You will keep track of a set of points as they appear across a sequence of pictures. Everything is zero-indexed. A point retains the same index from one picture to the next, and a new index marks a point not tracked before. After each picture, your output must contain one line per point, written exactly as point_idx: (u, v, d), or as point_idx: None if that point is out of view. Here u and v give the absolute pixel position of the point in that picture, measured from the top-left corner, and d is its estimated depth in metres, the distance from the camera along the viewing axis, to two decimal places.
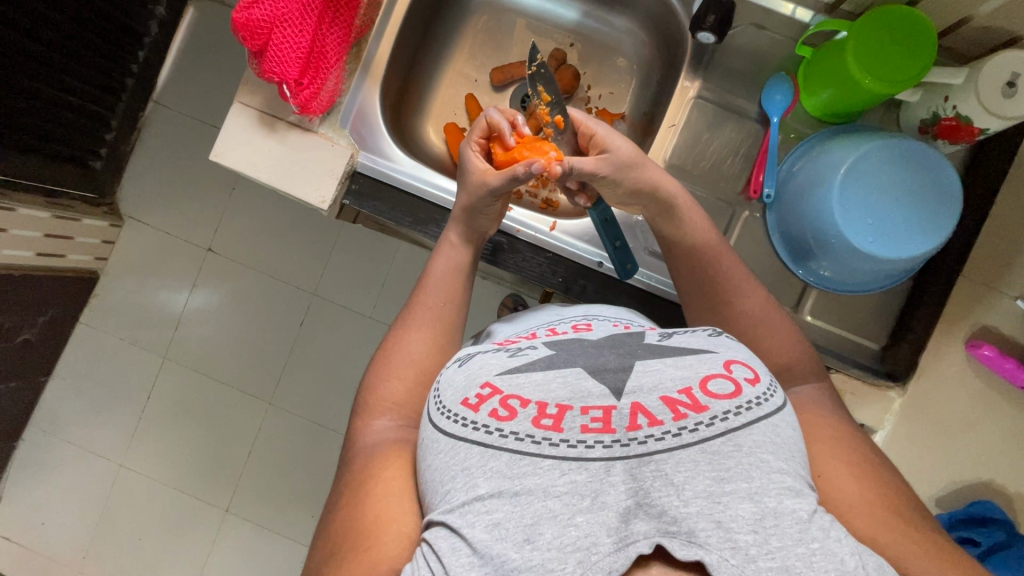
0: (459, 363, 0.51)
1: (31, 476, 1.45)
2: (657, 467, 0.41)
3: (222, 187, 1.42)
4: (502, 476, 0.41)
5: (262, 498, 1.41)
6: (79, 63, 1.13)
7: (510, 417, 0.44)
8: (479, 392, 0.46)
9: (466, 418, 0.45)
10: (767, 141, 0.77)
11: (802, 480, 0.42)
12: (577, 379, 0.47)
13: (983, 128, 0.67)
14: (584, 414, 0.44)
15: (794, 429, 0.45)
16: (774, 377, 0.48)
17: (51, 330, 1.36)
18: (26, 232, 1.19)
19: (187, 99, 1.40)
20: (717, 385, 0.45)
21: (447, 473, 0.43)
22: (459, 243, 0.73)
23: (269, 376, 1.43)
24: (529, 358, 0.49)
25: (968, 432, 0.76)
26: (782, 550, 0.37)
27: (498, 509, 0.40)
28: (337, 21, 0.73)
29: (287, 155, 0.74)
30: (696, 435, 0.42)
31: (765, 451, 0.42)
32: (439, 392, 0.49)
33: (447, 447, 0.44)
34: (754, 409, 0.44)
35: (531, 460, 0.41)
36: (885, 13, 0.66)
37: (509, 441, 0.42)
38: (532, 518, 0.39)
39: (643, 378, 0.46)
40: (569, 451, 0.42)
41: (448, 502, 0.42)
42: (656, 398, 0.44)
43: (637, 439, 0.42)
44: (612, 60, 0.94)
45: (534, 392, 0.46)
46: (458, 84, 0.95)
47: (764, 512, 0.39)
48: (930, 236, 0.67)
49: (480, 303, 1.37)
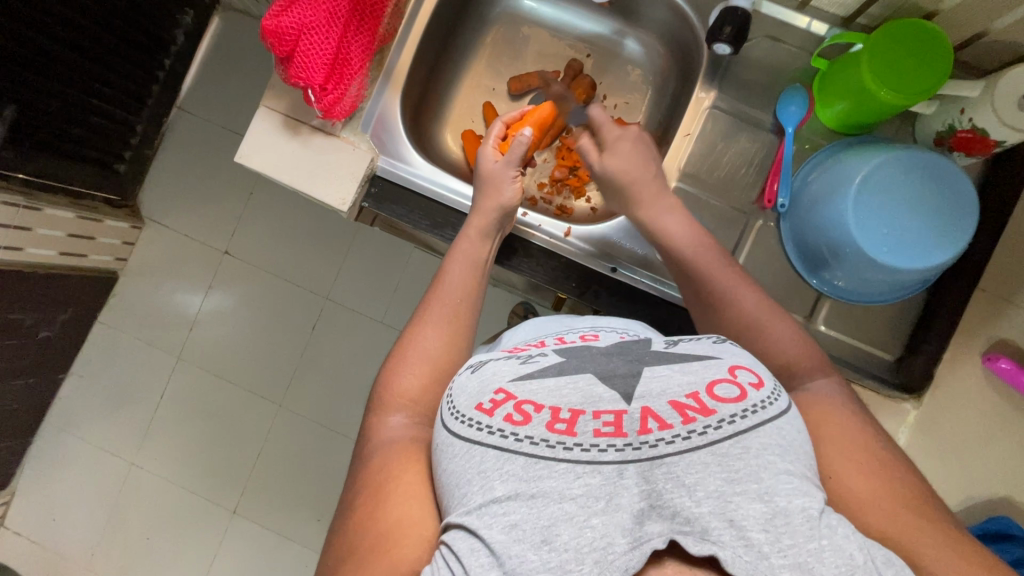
0: (472, 369, 0.51)
1: (45, 473, 1.47)
2: (668, 470, 0.41)
3: (241, 191, 1.45)
4: (518, 479, 0.41)
5: (269, 499, 1.42)
6: (108, 69, 1.18)
7: (525, 422, 0.44)
8: (493, 397, 0.46)
9: (481, 422, 0.45)
10: (781, 152, 0.78)
11: (809, 480, 0.42)
12: (589, 385, 0.47)
13: (999, 141, 0.67)
14: (597, 419, 0.44)
15: (800, 432, 0.45)
16: (778, 380, 0.48)
17: (69, 328, 1.38)
18: (50, 232, 1.23)
19: (211, 105, 1.44)
20: (723, 390, 0.45)
21: (463, 476, 0.43)
22: (480, 240, 0.74)
23: (281, 377, 1.44)
24: (541, 364, 0.49)
25: (987, 447, 0.75)
26: (794, 548, 0.38)
27: (515, 511, 0.40)
28: (362, 29, 0.75)
29: (310, 157, 0.76)
30: (705, 439, 0.42)
31: (773, 453, 0.42)
32: (452, 398, 0.49)
33: (462, 451, 0.44)
34: (759, 413, 0.44)
35: (546, 464, 0.42)
36: (900, 26, 0.66)
37: (524, 444, 0.43)
38: (549, 519, 0.39)
39: (652, 383, 0.46)
40: (581, 455, 0.42)
41: (466, 504, 0.42)
42: (665, 403, 0.44)
43: (648, 443, 0.42)
44: (627, 71, 0.96)
45: (547, 397, 0.46)
46: (476, 93, 0.97)
47: (775, 511, 0.39)
48: (945, 246, 0.67)
49: (491, 310, 1.38)
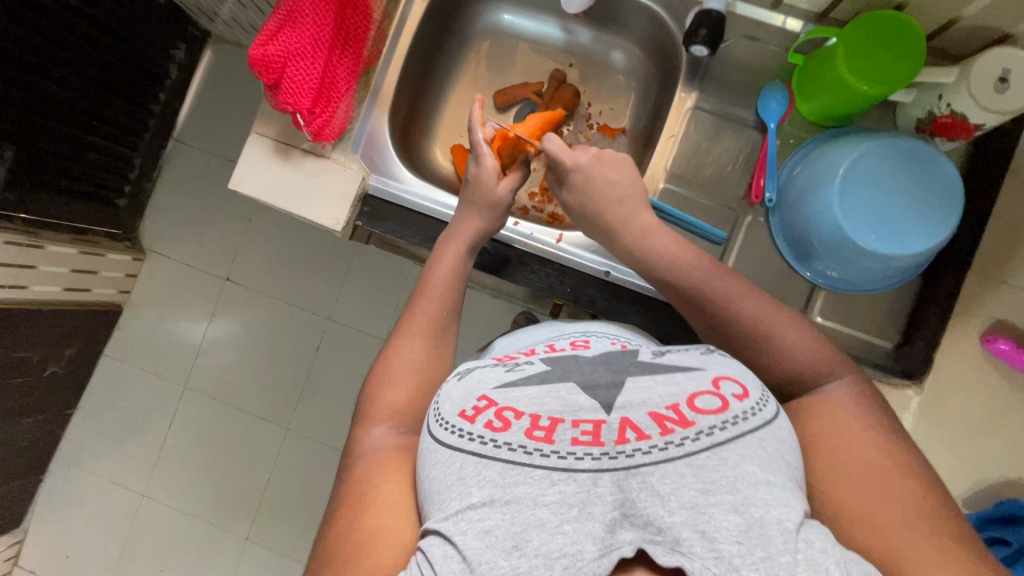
0: (458, 376, 0.52)
1: (57, 510, 1.47)
2: (643, 480, 0.41)
3: (240, 216, 1.47)
4: (494, 485, 0.41)
5: (280, 524, 1.42)
6: (103, 106, 1.20)
7: (504, 428, 0.44)
8: (476, 403, 0.47)
9: (462, 429, 0.45)
10: (766, 148, 0.78)
11: (788, 492, 0.42)
12: (570, 394, 0.47)
13: (978, 125, 0.68)
14: (575, 427, 0.44)
15: (785, 443, 0.45)
16: (765, 391, 0.48)
17: (75, 363, 1.39)
18: (54, 269, 1.24)
19: (206, 136, 1.47)
20: (704, 402, 0.45)
21: (441, 483, 0.43)
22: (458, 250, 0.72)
23: (287, 401, 1.45)
24: (525, 372, 0.50)
25: (996, 431, 0.74)
26: (766, 560, 0.37)
27: (490, 518, 0.40)
28: (346, 53, 0.77)
29: (299, 179, 0.77)
30: (683, 450, 0.42)
31: (752, 463, 0.42)
32: (437, 404, 0.49)
33: (443, 457, 0.45)
34: (740, 424, 0.44)
35: (522, 470, 0.42)
36: (871, 19, 0.67)
37: (501, 451, 0.43)
38: (521, 525, 0.39)
39: (633, 394, 0.47)
40: (558, 462, 0.42)
41: (443, 510, 0.42)
42: (645, 413, 0.45)
43: (625, 452, 0.42)
44: (610, 77, 0.97)
45: (528, 405, 0.46)
46: (463, 108, 0.99)
47: (748, 522, 0.39)
48: (931, 231, 0.67)
49: (491, 321, 1.39)
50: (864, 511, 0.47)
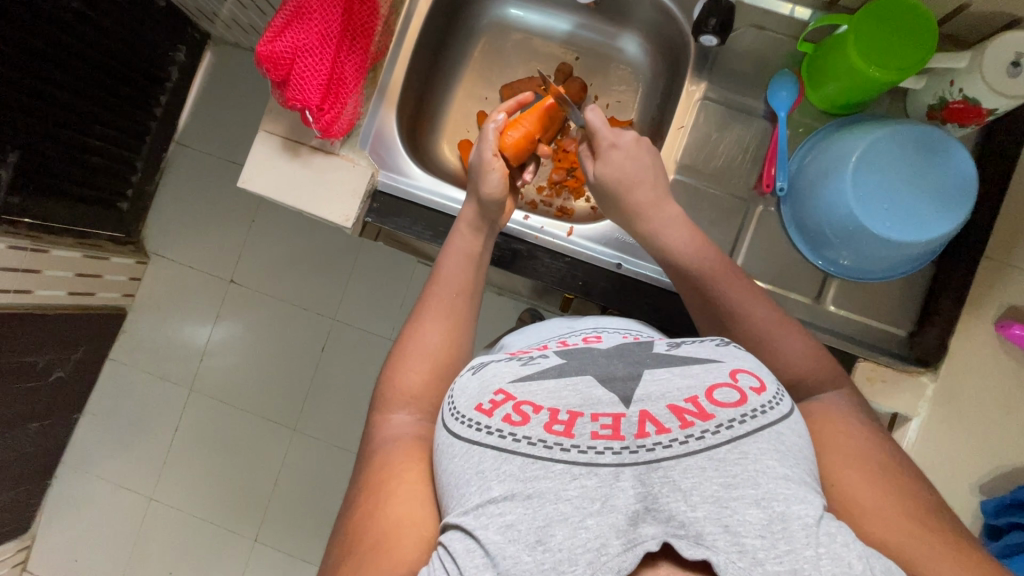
0: (473, 370, 0.51)
1: (65, 515, 1.46)
2: (665, 474, 0.41)
3: (244, 217, 1.47)
4: (515, 479, 0.41)
5: (289, 525, 1.42)
6: (105, 109, 1.20)
7: (524, 422, 0.44)
8: (493, 397, 0.46)
9: (480, 422, 0.45)
10: (776, 137, 0.78)
11: (807, 487, 0.41)
12: (588, 387, 0.47)
13: (991, 110, 0.68)
14: (594, 421, 0.44)
15: (802, 438, 0.45)
16: (781, 385, 0.48)
17: (80, 368, 1.39)
18: (59, 272, 1.24)
19: (208, 137, 1.47)
20: (723, 394, 0.45)
21: (461, 476, 0.43)
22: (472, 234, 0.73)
23: (294, 402, 1.44)
24: (541, 366, 0.50)
25: (1007, 415, 0.74)
26: (791, 553, 0.37)
27: (511, 512, 0.40)
28: (354, 49, 0.77)
29: (308, 176, 0.77)
30: (703, 444, 0.42)
31: (771, 458, 0.42)
32: (453, 399, 0.49)
33: (461, 451, 0.44)
34: (758, 418, 0.44)
35: (543, 464, 0.42)
36: (883, 4, 0.67)
37: (521, 445, 0.43)
38: (543, 520, 0.39)
39: (650, 387, 0.46)
40: (579, 456, 0.42)
41: (463, 505, 0.42)
42: (664, 407, 0.45)
43: (645, 446, 0.42)
44: (616, 70, 0.97)
45: (546, 399, 0.46)
46: (470, 103, 0.98)
47: (772, 516, 0.39)
48: (946, 217, 0.67)
49: (498, 318, 1.38)
50: (889, 497, 0.46)
